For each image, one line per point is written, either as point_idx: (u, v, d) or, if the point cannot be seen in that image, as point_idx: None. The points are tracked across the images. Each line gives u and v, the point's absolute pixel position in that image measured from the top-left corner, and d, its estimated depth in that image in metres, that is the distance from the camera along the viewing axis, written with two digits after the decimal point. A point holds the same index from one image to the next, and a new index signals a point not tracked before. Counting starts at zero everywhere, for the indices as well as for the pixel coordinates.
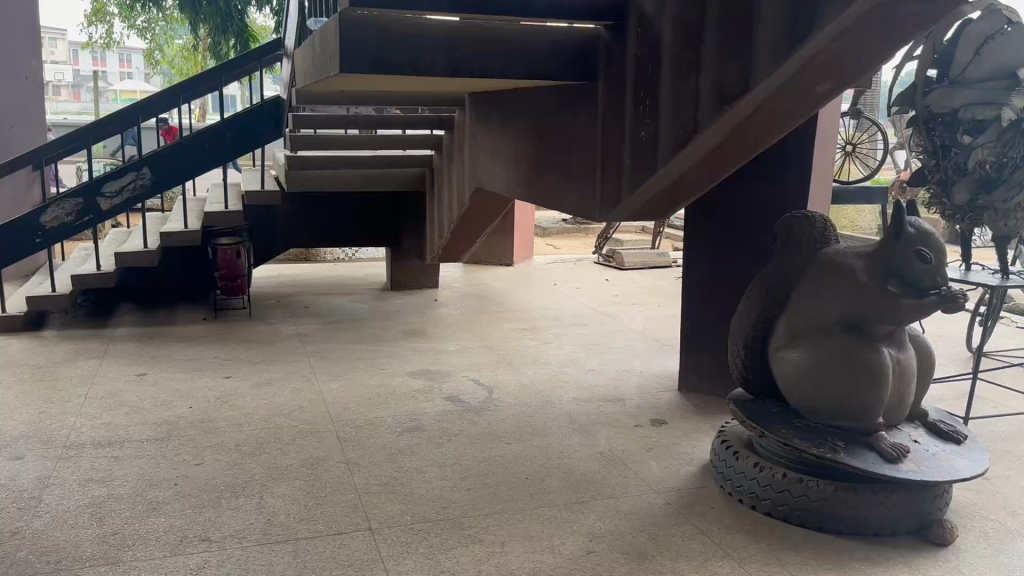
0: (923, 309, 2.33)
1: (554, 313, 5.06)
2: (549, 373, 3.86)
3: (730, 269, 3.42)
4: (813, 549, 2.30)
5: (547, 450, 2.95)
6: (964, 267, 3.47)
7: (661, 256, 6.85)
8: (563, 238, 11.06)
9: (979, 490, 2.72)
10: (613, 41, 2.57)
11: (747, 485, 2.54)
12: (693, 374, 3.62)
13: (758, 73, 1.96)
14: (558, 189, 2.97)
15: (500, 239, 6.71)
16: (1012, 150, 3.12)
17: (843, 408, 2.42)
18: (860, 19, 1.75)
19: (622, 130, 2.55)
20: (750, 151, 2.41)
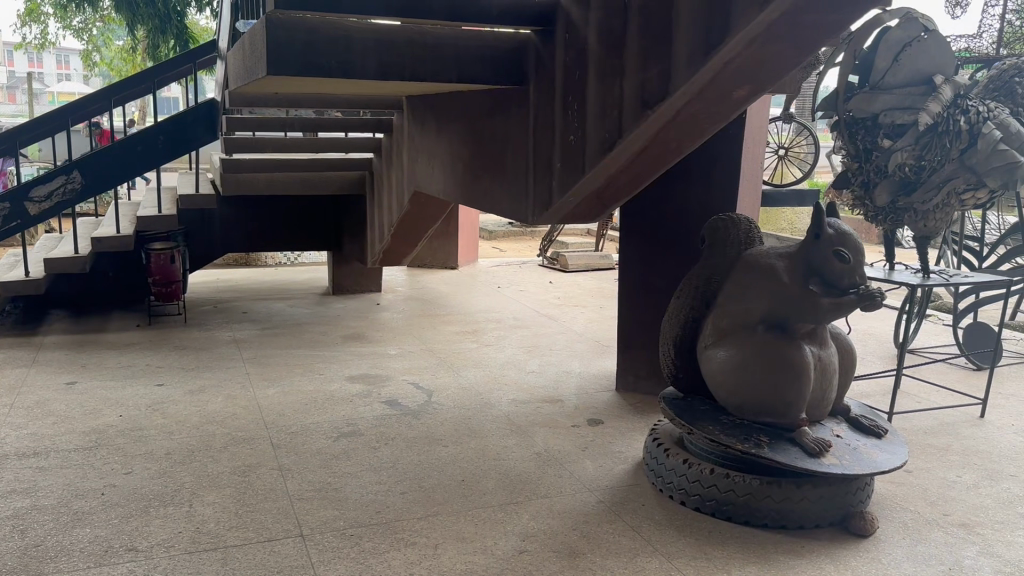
0: (841, 308, 2.42)
1: (497, 316, 5.09)
2: (489, 376, 3.88)
3: (664, 270, 3.48)
4: (739, 542, 2.36)
5: (483, 452, 2.96)
6: (888, 267, 3.59)
7: (604, 258, 6.93)
8: (510, 241, 11.10)
9: (900, 482, 2.82)
10: (543, 47, 2.60)
11: (677, 481, 2.59)
12: (630, 374, 3.68)
13: (677, 79, 2.01)
14: (491, 193, 2.99)
15: (443, 242, 6.71)
16: (930, 153, 3.36)
17: (767, 405, 2.48)
18: (769, 27, 1.81)
19: (552, 134, 2.58)
20: (675, 155, 2.46)
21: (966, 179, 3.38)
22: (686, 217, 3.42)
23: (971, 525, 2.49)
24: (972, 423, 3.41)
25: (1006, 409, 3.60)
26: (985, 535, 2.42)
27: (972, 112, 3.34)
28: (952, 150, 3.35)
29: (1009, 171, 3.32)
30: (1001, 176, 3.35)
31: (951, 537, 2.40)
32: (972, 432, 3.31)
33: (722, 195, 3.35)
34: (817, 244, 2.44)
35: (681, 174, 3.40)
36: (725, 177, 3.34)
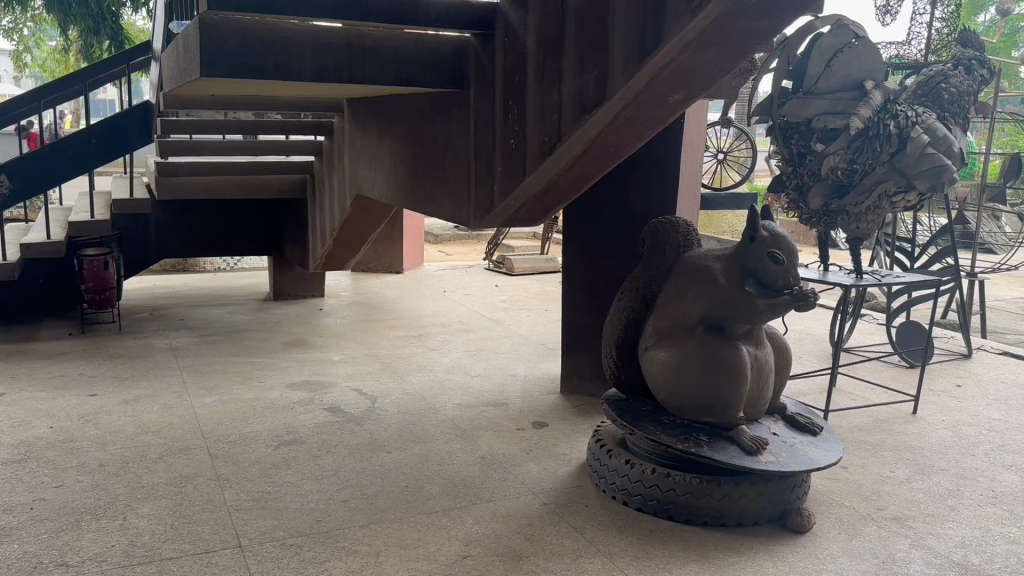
0: (776, 309, 2.47)
1: (443, 320, 5.07)
2: (434, 381, 3.86)
3: (607, 273, 3.52)
4: (680, 540, 2.39)
5: (427, 457, 2.94)
6: (823, 268, 3.68)
7: (550, 261, 6.96)
8: (456, 245, 11.08)
9: (836, 478, 2.88)
10: (484, 50, 2.60)
11: (619, 481, 2.61)
12: (574, 377, 3.69)
13: (613, 85, 2.03)
14: (433, 196, 2.98)
15: (388, 246, 6.66)
16: (861, 157, 3.45)
17: (707, 405, 2.52)
18: (700, 36, 1.84)
19: (493, 137, 2.59)
20: (614, 159, 2.48)
21: (897, 182, 3.47)
22: (628, 220, 3.46)
23: (904, 518, 2.56)
24: (905, 419, 3.51)
25: (936, 405, 3.72)
26: (917, 528, 2.49)
27: (902, 117, 3.43)
28: (883, 154, 3.43)
29: (936, 175, 3.42)
30: (929, 179, 3.44)
31: (884, 531, 2.46)
32: (905, 428, 3.41)
33: (663, 198, 3.40)
34: (752, 245, 2.49)
35: (622, 177, 3.43)
36: (665, 181, 3.38)
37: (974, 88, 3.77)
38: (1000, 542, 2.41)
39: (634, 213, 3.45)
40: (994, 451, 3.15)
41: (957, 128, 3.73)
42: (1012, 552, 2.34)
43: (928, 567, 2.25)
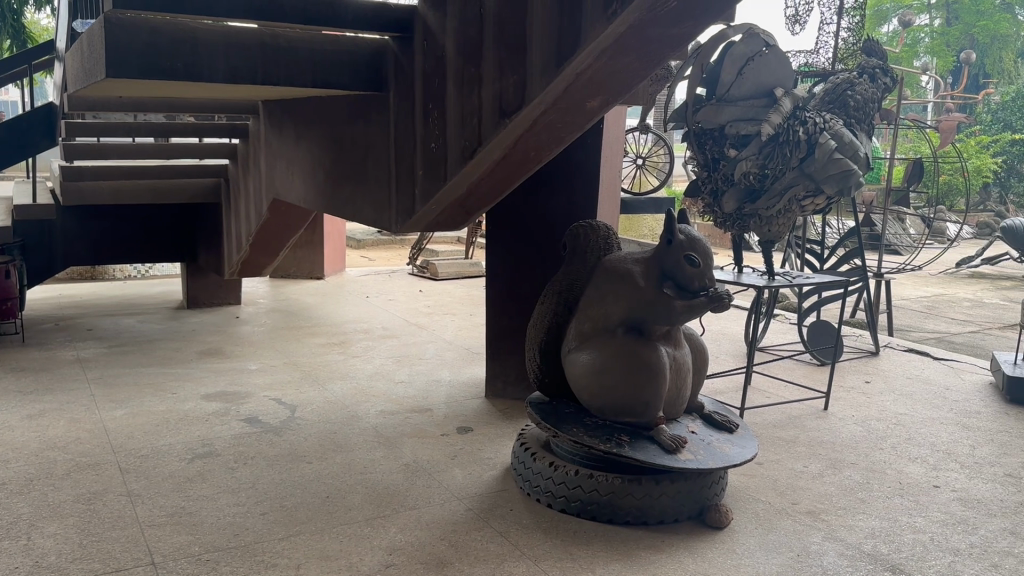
0: (693, 310, 2.52)
1: (366, 326, 5.00)
2: (357, 388, 3.81)
3: (529, 276, 3.54)
4: (603, 541, 2.41)
5: (350, 466, 2.90)
6: (738, 270, 3.78)
7: (474, 266, 6.96)
8: (378, 250, 10.97)
9: (753, 474, 2.96)
10: (402, 53, 2.59)
11: (543, 484, 2.63)
12: (499, 381, 3.70)
13: (532, 91, 2.04)
14: (353, 200, 2.94)
15: (308, 252, 6.55)
16: (772, 162, 3.56)
17: (628, 405, 2.56)
18: (615, 43, 1.86)
19: (414, 141, 2.57)
20: (534, 164, 2.49)
21: (806, 186, 3.60)
22: (550, 224, 3.48)
23: (818, 512, 2.65)
24: (817, 416, 3.64)
25: (846, 401, 3.87)
26: (829, 521, 2.58)
27: (810, 123, 3.56)
28: (792, 159, 3.55)
29: (843, 179, 3.56)
30: (836, 183, 3.58)
31: (799, 525, 2.54)
32: (817, 424, 3.53)
33: (585, 203, 3.44)
34: (670, 249, 2.54)
35: (543, 181, 3.46)
36: (586, 185, 3.42)
37: (878, 95, 3.95)
38: (907, 532, 2.52)
39: (556, 216, 3.47)
40: (900, 444, 3.29)
41: (862, 133, 3.89)
42: (918, 541, 2.45)
43: (841, 558, 2.33)
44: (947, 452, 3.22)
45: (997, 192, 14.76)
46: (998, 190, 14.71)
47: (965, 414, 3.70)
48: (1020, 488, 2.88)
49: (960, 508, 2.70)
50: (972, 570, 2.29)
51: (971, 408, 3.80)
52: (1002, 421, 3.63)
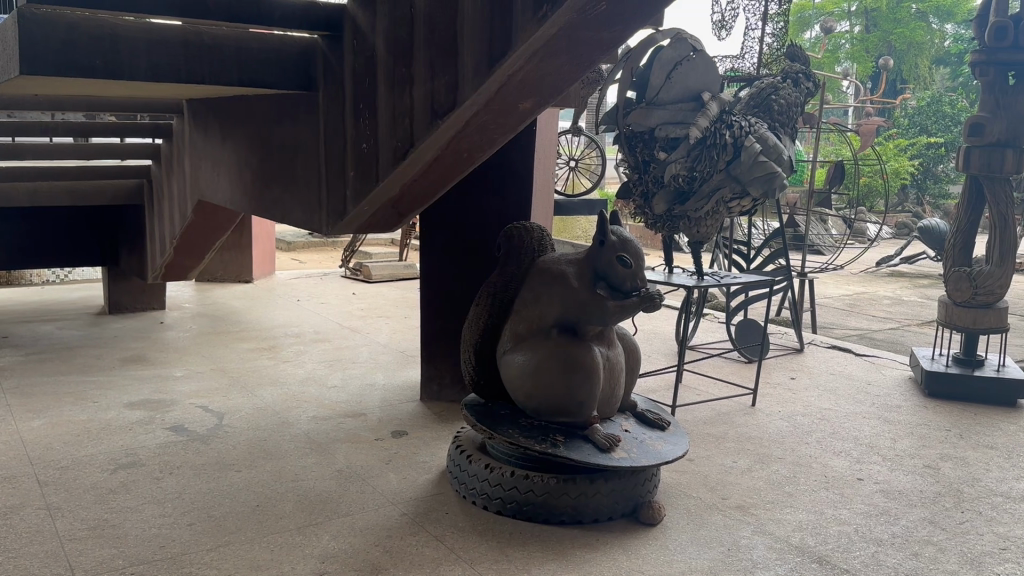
0: (626, 310, 2.55)
1: (297, 330, 4.92)
2: (288, 394, 3.73)
3: (462, 278, 3.53)
4: (538, 541, 2.42)
5: (280, 474, 2.84)
6: (668, 270, 3.84)
7: (408, 268, 6.91)
8: (310, 253, 10.79)
9: (684, 471, 3.01)
10: (331, 52, 2.55)
11: (479, 486, 2.62)
12: (434, 384, 3.67)
13: (463, 92, 2.03)
14: (281, 201, 2.88)
15: (235, 255, 6.41)
16: (700, 165, 3.64)
17: (563, 405, 2.58)
18: (546, 45, 1.87)
19: (344, 141, 2.53)
20: (467, 167, 2.49)
21: (732, 188, 3.69)
22: (483, 225, 3.48)
23: (747, 506, 2.71)
24: (745, 412, 3.73)
25: (773, 397, 3.97)
26: (758, 515, 2.64)
27: (736, 127, 3.65)
28: (719, 162, 3.63)
29: (768, 181, 3.65)
30: (761, 185, 3.67)
31: (729, 519, 2.60)
32: (746, 420, 3.62)
33: (518, 205, 3.45)
34: (602, 249, 2.57)
35: (476, 182, 3.45)
36: (519, 187, 3.43)
37: (800, 99, 4.06)
38: (832, 524, 2.59)
39: (490, 217, 3.47)
40: (825, 438, 3.39)
41: (786, 136, 4.00)
42: (843, 532, 2.53)
43: (770, 551, 2.39)
44: (869, 445, 3.33)
45: (913, 193, 15.40)
46: (915, 191, 15.37)
47: (886, 408, 3.84)
48: (937, 479, 3.00)
49: (883, 499, 2.80)
50: (894, 559, 2.37)
51: (892, 402, 3.95)
52: (920, 414, 3.78)
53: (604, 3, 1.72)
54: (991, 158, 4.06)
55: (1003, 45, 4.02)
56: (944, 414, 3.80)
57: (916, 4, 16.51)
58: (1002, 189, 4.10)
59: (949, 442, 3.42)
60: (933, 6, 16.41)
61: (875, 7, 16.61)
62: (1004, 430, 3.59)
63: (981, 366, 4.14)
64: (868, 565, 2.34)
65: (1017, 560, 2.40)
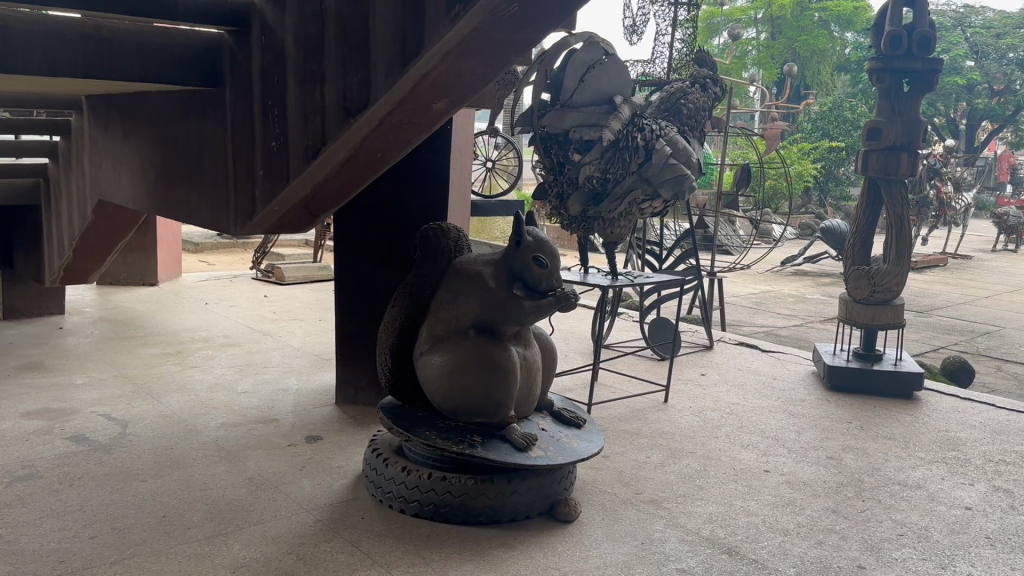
0: (541, 310, 2.58)
1: (205, 334, 4.77)
2: (196, 400, 3.61)
3: (377, 280, 3.49)
4: (456, 543, 2.41)
5: (188, 483, 2.74)
6: (583, 270, 3.90)
7: (322, 269, 6.80)
8: (217, 254, 10.46)
9: (599, 467, 3.06)
10: (238, 47, 2.48)
11: (395, 489, 2.59)
12: (349, 387, 3.62)
13: (376, 91, 2.00)
14: (187, 200, 2.78)
15: (140, 257, 6.16)
16: (613, 166, 3.70)
17: (480, 406, 2.58)
18: (459, 46, 1.86)
19: (253, 139, 2.47)
20: (381, 167, 2.45)
21: (644, 190, 3.76)
22: (398, 226, 3.45)
23: (660, 500, 2.76)
24: (658, 408, 3.81)
25: (685, 393, 4.07)
26: (671, 508, 2.70)
27: (647, 130, 3.73)
28: (631, 164, 3.70)
29: (678, 183, 3.74)
30: (671, 187, 3.75)
31: (643, 514, 2.65)
32: (658, 416, 3.69)
33: (433, 206, 3.44)
34: (518, 249, 2.59)
35: (391, 183, 3.42)
36: (433, 189, 3.42)
37: (708, 104, 4.13)
38: (741, 515, 2.67)
39: (405, 218, 3.45)
40: (734, 432, 3.50)
41: (695, 140, 4.09)
42: (751, 523, 2.62)
43: (681, 544, 2.45)
44: (775, 438, 3.45)
45: (816, 195, 16.07)
46: (817, 193, 16.02)
47: (791, 402, 3.98)
48: (840, 469, 3.13)
49: (788, 490, 2.91)
50: (799, 548, 2.46)
51: (796, 396, 4.10)
52: (823, 407, 3.94)
53: (517, 4, 1.73)
54: (888, 160, 4.27)
55: (898, 53, 4.23)
56: (845, 406, 3.97)
57: (818, 14, 17.18)
58: (897, 191, 4.32)
59: (850, 433, 3.57)
60: (834, 16, 17.11)
61: (780, 14, 17.21)
62: (900, 421, 3.78)
63: (880, 360, 4.35)
64: (775, 554, 2.42)
65: (912, 544, 2.53)
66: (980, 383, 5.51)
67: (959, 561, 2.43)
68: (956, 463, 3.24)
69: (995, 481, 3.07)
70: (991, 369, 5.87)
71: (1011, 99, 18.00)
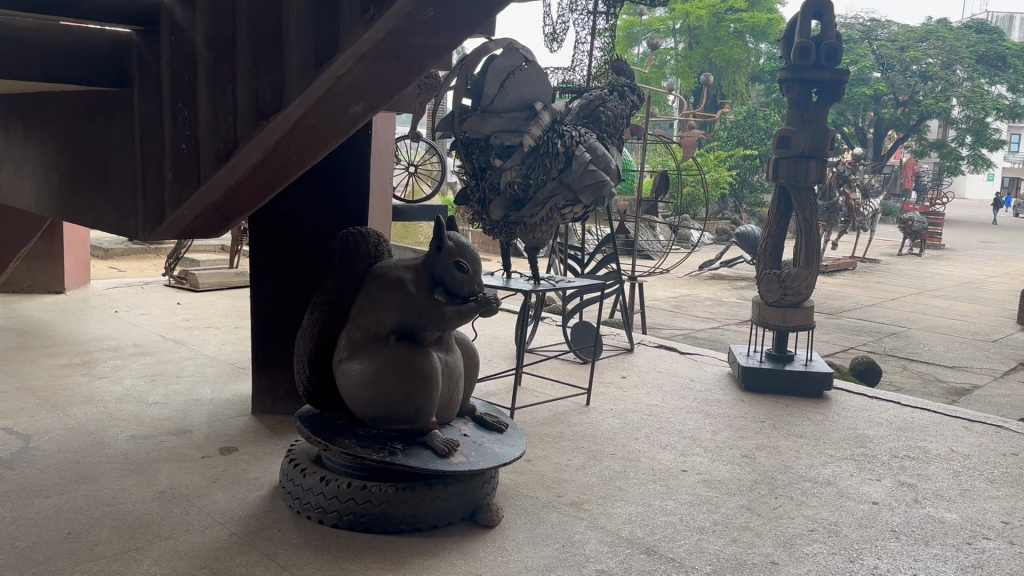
0: (462, 315, 2.58)
1: (114, 343, 4.59)
2: (104, 412, 3.47)
3: (294, 287, 3.43)
4: (377, 552, 2.38)
5: (96, 498, 2.63)
6: (505, 275, 3.91)
7: (239, 276, 6.63)
8: (127, 261, 10.08)
9: (521, 471, 3.06)
10: (145, 47, 2.40)
11: (313, 500, 2.53)
12: (266, 396, 3.53)
13: (289, 93, 1.97)
14: (92, 205, 2.68)
15: (45, 264, 5.89)
16: (534, 172, 3.73)
17: (401, 413, 2.55)
18: (374, 49, 1.83)
19: (162, 142, 2.39)
20: (295, 171, 2.40)
21: (565, 196, 3.80)
22: (317, 231, 3.40)
23: (581, 502, 2.79)
24: (580, 411, 3.85)
25: (606, 395, 4.12)
26: (591, 510, 2.73)
27: (567, 137, 3.77)
28: (552, 169, 3.74)
29: (597, 189, 3.80)
30: (591, 193, 3.80)
31: (564, 516, 2.67)
32: (580, 418, 3.73)
33: (352, 212, 3.39)
34: (439, 255, 2.58)
35: (309, 187, 3.36)
36: (354, 193, 3.38)
37: (626, 111, 4.20)
38: (659, 515, 2.72)
39: (324, 224, 3.40)
40: (653, 433, 3.56)
41: (614, 147, 4.13)
42: (669, 523, 2.66)
43: (601, 545, 2.47)
44: (692, 438, 3.53)
45: (731, 202, 16.56)
46: (733, 200, 16.49)
47: (708, 403, 4.08)
48: (753, 467, 3.22)
49: (705, 489, 2.97)
50: (715, 546, 2.52)
51: (713, 397, 4.20)
52: (738, 406, 4.05)
53: (432, 8, 1.72)
54: (798, 168, 4.43)
55: (807, 64, 4.39)
56: (759, 406, 4.09)
57: (733, 25, 17.64)
58: (806, 198, 4.47)
59: (763, 432, 3.68)
60: (749, 28, 17.51)
61: (697, 25, 17.63)
62: (811, 419, 3.92)
63: (791, 361, 4.50)
64: (692, 553, 2.47)
65: (823, 539, 2.62)
66: (886, 382, 5.76)
67: (867, 554, 2.53)
68: (864, 459, 3.38)
69: (899, 476, 3.21)
70: (895, 367, 6.15)
71: (914, 109, 18.92)
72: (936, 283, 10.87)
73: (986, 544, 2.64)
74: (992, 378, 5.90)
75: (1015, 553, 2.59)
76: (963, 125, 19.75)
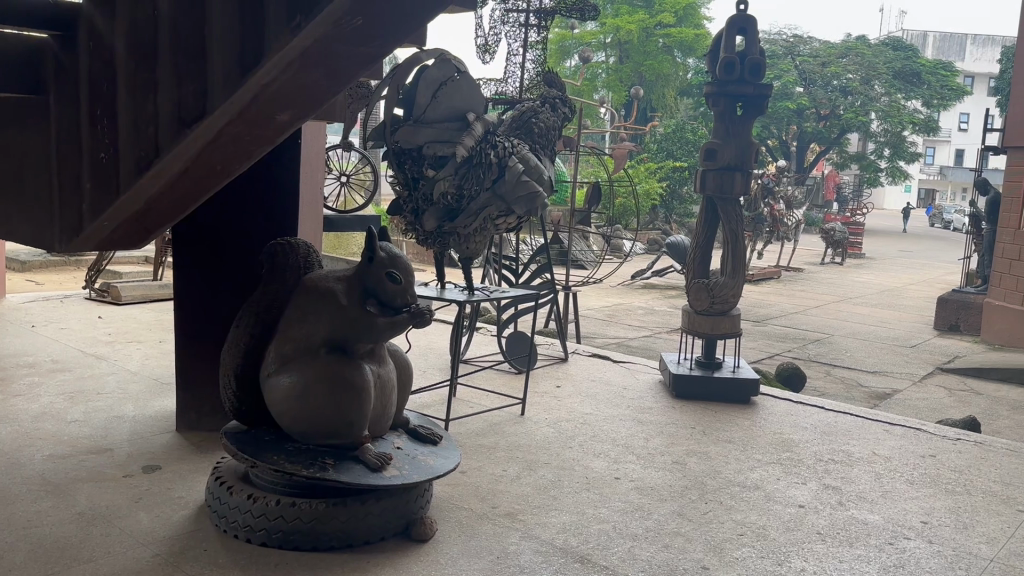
0: (396, 326, 2.54)
1: (30, 360, 4.39)
2: (19, 431, 3.32)
3: (222, 300, 3.34)
4: (307, 570, 2.33)
5: (9, 521, 2.51)
6: (438, 286, 3.90)
7: (164, 289, 6.43)
8: (46, 273, 9.72)
9: (456, 483, 3.05)
10: (62, 53, 2.31)
11: (241, 518, 2.47)
12: (191, 412, 3.43)
13: (214, 101, 1.92)
14: (5, 215, 2.56)
15: None
16: (467, 183, 3.74)
17: (333, 427, 2.51)
18: (302, 56, 1.81)
19: (80, 151, 2.30)
20: (221, 179, 2.34)
21: (498, 207, 3.84)
22: (245, 243, 3.32)
23: (515, 513, 2.79)
24: (514, 421, 3.85)
25: (540, 405, 4.14)
26: (526, 520, 2.73)
27: (500, 148, 3.80)
28: (485, 181, 3.77)
29: (530, 201, 3.84)
30: (524, 205, 3.85)
31: (499, 528, 2.66)
32: (514, 429, 3.73)
33: (281, 224, 3.33)
34: (371, 266, 2.54)
35: (237, 199, 3.30)
36: (283, 204, 3.32)
37: (558, 123, 4.21)
38: (593, 523, 2.74)
39: (252, 236, 3.33)
40: (586, 441, 3.59)
41: (547, 158, 4.15)
42: (603, 531, 2.69)
43: (536, 555, 2.47)
44: (624, 445, 3.57)
45: (662, 213, 16.88)
46: (663, 211, 16.81)
47: (640, 410, 4.13)
48: (684, 473, 3.28)
49: (637, 496, 3.01)
50: (648, 552, 2.55)
51: (645, 404, 4.26)
52: (669, 414, 4.11)
53: (361, 16, 1.71)
54: (723, 179, 4.54)
55: (731, 79, 4.50)
56: (690, 413, 4.16)
57: (662, 40, 18.02)
58: (732, 209, 4.60)
59: (694, 439, 3.74)
60: (676, 42, 17.89)
61: (627, 40, 17.97)
62: (740, 425, 4.00)
63: (720, 368, 4.59)
64: (625, 560, 2.49)
65: (752, 543, 2.67)
66: (811, 387, 5.92)
67: (794, 557, 2.59)
68: (790, 463, 3.47)
69: (825, 479, 3.31)
70: (819, 373, 6.33)
71: (835, 123, 19.61)
72: (858, 290, 11.26)
73: (906, 543, 2.74)
74: (911, 383, 6.12)
75: (934, 551, 2.69)
76: (881, 138, 20.56)
